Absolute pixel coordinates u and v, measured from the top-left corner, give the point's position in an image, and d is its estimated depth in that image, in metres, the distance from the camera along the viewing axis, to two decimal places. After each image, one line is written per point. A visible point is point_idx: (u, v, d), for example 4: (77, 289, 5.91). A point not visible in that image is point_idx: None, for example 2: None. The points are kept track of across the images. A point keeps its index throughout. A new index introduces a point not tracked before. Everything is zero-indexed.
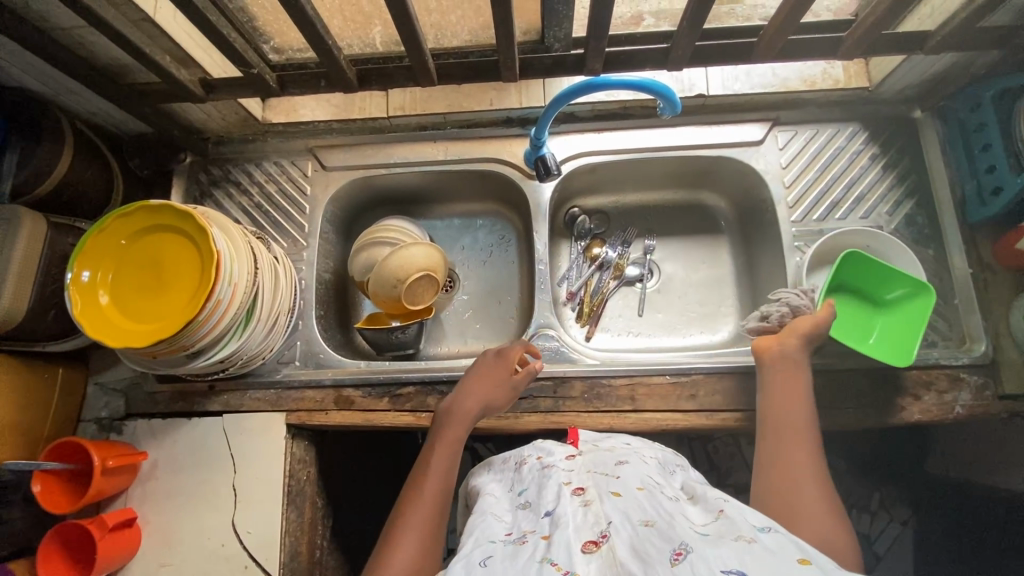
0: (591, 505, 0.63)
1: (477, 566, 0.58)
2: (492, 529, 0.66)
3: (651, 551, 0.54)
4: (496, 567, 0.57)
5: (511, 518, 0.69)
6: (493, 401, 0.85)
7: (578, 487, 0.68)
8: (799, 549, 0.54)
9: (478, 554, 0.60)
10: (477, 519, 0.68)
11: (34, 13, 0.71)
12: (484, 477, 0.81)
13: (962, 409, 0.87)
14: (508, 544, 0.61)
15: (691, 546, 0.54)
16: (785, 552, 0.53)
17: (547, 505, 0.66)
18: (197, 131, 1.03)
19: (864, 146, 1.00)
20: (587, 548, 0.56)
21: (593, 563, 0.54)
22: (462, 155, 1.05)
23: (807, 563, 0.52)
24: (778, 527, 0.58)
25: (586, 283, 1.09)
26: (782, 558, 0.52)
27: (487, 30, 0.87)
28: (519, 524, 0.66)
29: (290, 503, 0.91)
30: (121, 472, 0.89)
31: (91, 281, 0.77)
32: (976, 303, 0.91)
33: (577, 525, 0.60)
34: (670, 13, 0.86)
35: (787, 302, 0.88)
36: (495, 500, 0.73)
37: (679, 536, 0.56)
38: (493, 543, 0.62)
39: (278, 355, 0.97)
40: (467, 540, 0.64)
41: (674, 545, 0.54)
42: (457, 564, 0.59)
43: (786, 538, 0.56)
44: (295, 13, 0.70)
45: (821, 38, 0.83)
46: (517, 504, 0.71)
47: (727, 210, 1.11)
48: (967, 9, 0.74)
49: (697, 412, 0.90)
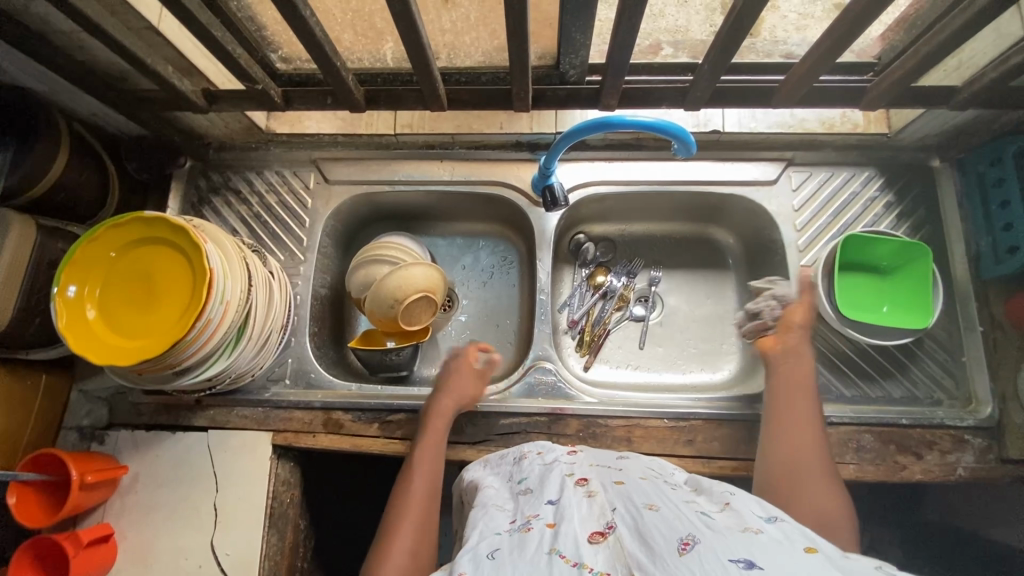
0: (595, 497, 0.61)
1: (485, 559, 0.54)
2: (496, 520, 0.61)
3: (657, 541, 0.51)
4: (505, 561, 0.53)
5: (512, 504, 0.65)
6: (471, 395, 0.88)
7: (581, 478, 0.65)
8: (806, 537, 0.50)
9: (485, 546, 0.56)
10: (478, 512, 0.64)
11: (32, 17, 0.68)
12: (479, 471, 0.77)
13: (964, 471, 0.85)
14: (514, 533, 0.57)
15: (698, 535, 0.50)
16: (792, 542, 0.49)
17: (550, 493, 0.63)
18: (199, 136, 1.00)
19: (880, 192, 0.97)
20: (594, 539, 0.54)
21: (601, 554, 0.52)
22: (468, 175, 1.02)
23: (814, 551, 0.48)
24: (784, 516, 0.54)
25: (588, 312, 1.06)
26: (788, 548, 0.49)
27: (501, 53, 0.84)
28: (522, 509, 0.62)
29: (272, 525, 0.89)
30: (99, 486, 0.86)
31: (78, 295, 0.75)
32: (985, 363, 0.89)
33: (582, 516, 0.57)
34: (690, 44, 0.82)
35: (774, 295, 0.87)
36: (495, 491, 0.69)
37: (684, 526, 0.52)
38: (498, 535, 0.58)
39: (267, 372, 0.95)
40: (471, 534, 0.60)
41: (681, 535, 0.51)
42: (463, 558, 0.55)
43: (794, 527, 0.52)
44: (303, 33, 0.68)
45: (844, 86, 0.80)
46: (517, 492, 0.68)
47: (735, 246, 1.09)
48: (998, 70, 0.72)
49: (693, 458, 0.88)
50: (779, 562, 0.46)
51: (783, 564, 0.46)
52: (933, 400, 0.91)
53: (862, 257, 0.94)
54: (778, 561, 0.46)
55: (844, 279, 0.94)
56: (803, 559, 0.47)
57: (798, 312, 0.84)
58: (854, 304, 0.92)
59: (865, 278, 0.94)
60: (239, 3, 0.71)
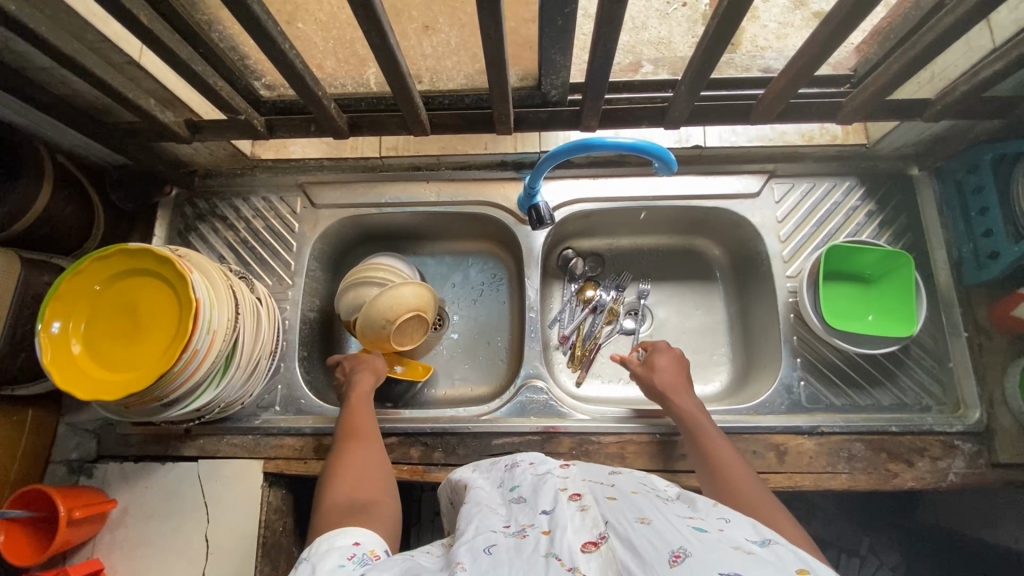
0: (588, 511, 0.59)
1: (482, 553, 0.54)
2: (490, 520, 0.61)
3: (649, 551, 0.50)
4: (501, 558, 0.53)
5: (505, 510, 0.64)
6: (382, 368, 0.94)
7: (575, 493, 0.63)
8: (800, 558, 0.49)
9: (481, 541, 0.56)
10: (470, 511, 0.64)
11: (13, 54, 0.68)
12: (469, 474, 0.77)
13: (956, 476, 0.86)
14: (509, 536, 0.57)
15: (690, 548, 0.50)
16: (784, 563, 0.48)
17: (544, 504, 0.62)
18: (184, 164, 1.01)
19: (862, 201, 0.99)
20: (587, 548, 0.53)
21: (594, 562, 0.52)
22: (455, 197, 1.03)
23: (806, 573, 0.47)
24: (778, 538, 0.53)
25: (578, 327, 1.07)
26: (780, 568, 0.47)
27: (482, 76, 0.85)
28: (516, 517, 0.61)
29: (265, 555, 0.88)
30: (88, 521, 0.85)
31: (63, 331, 0.74)
32: (972, 369, 0.90)
33: (575, 526, 0.56)
34: (670, 61, 0.86)
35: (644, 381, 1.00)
36: (485, 494, 0.69)
37: (677, 538, 0.52)
38: (494, 533, 0.58)
39: (257, 399, 0.95)
40: (467, 529, 0.60)
41: (673, 547, 0.50)
42: (461, 550, 0.55)
43: (788, 548, 0.51)
44: (283, 65, 0.68)
45: (821, 99, 0.82)
46: (509, 499, 0.66)
47: (722, 258, 1.10)
48: (971, 82, 0.73)
49: (687, 472, 0.88)
50: None
51: None
52: (922, 406, 0.91)
53: (846, 265, 0.95)
54: None
55: (827, 288, 0.95)
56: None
57: (663, 356, 0.90)
58: (837, 313, 0.93)
59: (850, 289, 0.96)
60: (220, 34, 0.72)
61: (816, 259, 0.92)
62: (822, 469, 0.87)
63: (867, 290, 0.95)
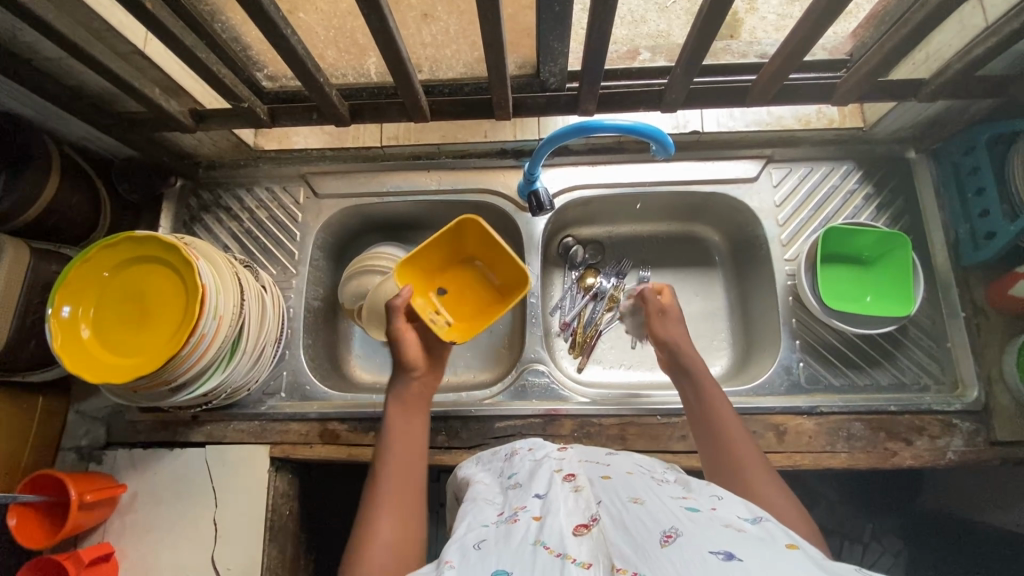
0: (582, 492, 0.60)
1: (471, 549, 0.55)
2: (485, 513, 0.62)
3: (640, 533, 0.51)
4: (490, 550, 0.54)
5: (501, 498, 0.65)
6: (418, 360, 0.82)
7: (569, 474, 0.65)
8: (789, 535, 0.50)
9: (471, 537, 0.57)
10: (468, 506, 0.65)
11: (21, 44, 0.69)
12: (472, 468, 0.78)
13: (955, 455, 0.86)
14: (501, 524, 0.58)
15: (681, 528, 0.51)
16: (773, 539, 0.49)
17: (538, 488, 0.63)
18: (188, 155, 1.02)
19: (859, 185, 1.00)
20: (578, 532, 0.54)
21: (585, 545, 0.52)
22: (457, 185, 1.04)
23: (794, 548, 0.48)
24: (769, 516, 0.54)
25: (580, 314, 1.08)
26: (769, 544, 0.48)
27: (481, 64, 0.86)
28: (509, 503, 0.63)
29: (271, 538, 0.90)
30: (99, 505, 0.87)
31: (73, 315, 0.76)
32: (971, 348, 0.90)
33: (568, 510, 0.57)
34: (667, 48, 0.86)
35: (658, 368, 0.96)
36: (485, 486, 0.70)
37: (668, 518, 0.53)
38: (485, 526, 0.59)
39: (262, 386, 0.97)
40: (460, 526, 0.61)
41: (664, 528, 0.51)
42: (450, 549, 0.56)
43: (778, 526, 0.52)
44: (285, 52, 0.69)
45: (815, 83, 0.83)
46: (507, 486, 0.68)
47: (721, 244, 1.11)
48: (964, 60, 0.74)
49: (689, 453, 0.89)
50: (759, 556, 0.46)
51: (764, 557, 0.46)
52: (920, 386, 0.92)
53: (843, 248, 0.95)
54: (762, 556, 0.46)
55: (826, 271, 0.96)
56: (783, 555, 0.47)
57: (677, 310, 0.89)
58: (835, 294, 0.94)
59: (848, 272, 0.96)
60: (223, 25, 0.73)
61: (813, 242, 0.93)
62: (821, 448, 0.88)
63: (864, 272, 0.96)
